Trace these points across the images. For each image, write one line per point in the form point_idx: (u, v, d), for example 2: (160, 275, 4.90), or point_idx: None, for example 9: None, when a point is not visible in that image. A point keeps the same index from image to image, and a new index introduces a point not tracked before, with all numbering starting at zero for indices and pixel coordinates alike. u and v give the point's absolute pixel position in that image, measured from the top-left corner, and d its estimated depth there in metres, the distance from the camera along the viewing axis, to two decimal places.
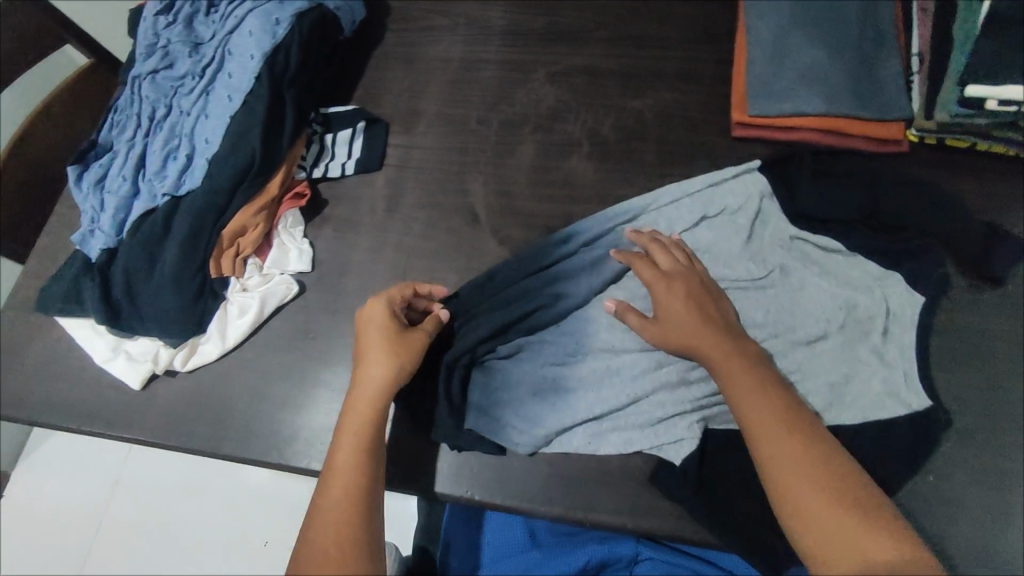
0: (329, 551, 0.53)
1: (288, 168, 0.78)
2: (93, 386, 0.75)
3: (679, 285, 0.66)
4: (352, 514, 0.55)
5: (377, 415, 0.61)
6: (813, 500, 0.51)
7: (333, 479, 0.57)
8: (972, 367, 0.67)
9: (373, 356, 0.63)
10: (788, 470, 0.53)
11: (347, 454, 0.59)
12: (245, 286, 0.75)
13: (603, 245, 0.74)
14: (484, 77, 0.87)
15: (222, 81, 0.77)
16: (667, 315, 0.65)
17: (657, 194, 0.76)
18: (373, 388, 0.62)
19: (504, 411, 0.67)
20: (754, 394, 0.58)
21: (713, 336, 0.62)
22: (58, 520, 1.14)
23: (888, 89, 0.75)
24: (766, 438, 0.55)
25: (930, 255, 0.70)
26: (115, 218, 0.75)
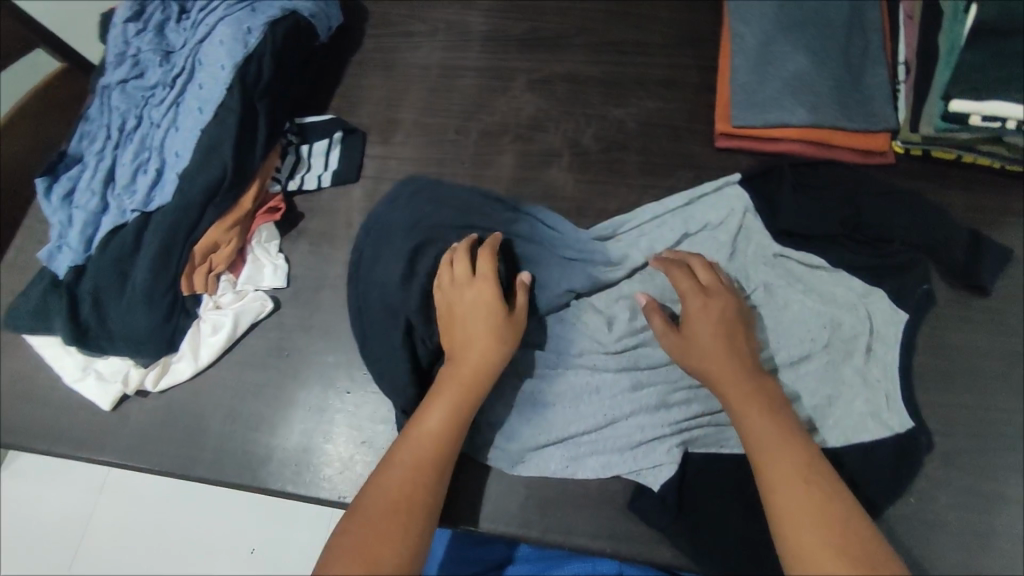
0: (400, 499, 0.55)
1: (261, 182, 0.76)
2: (63, 406, 0.73)
3: (715, 307, 0.63)
4: (428, 478, 0.57)
5: (477, 396, 0.62)
6: (820, 551, 0.49)
7: (419, 439, 0.59)
8: (957, 385, 0.66)
9: (481, 336, 0.63)
10: (797, 516, 0.51)
11: (437, 423, 0.59)
12: (219, 303, 0.73)
13: (570, 245, 0.72)
14: (463, 85, 0.85)
15: (193, 92, 0.75)
16: (695, 332, 0.62)
17: (636, 211, 0.75)
18: (478, 369, 0.62)
19: (481, 428, 0.66)
20: (777, 435, 0.55)
21: (739, 360, 0.60)
22: (38, 533, 1.12)
23: (873, 100, 0.74)
24: (781, 481, 0.53)
25: (915, 271, 0.69)
26: (83, 234, 0.73)
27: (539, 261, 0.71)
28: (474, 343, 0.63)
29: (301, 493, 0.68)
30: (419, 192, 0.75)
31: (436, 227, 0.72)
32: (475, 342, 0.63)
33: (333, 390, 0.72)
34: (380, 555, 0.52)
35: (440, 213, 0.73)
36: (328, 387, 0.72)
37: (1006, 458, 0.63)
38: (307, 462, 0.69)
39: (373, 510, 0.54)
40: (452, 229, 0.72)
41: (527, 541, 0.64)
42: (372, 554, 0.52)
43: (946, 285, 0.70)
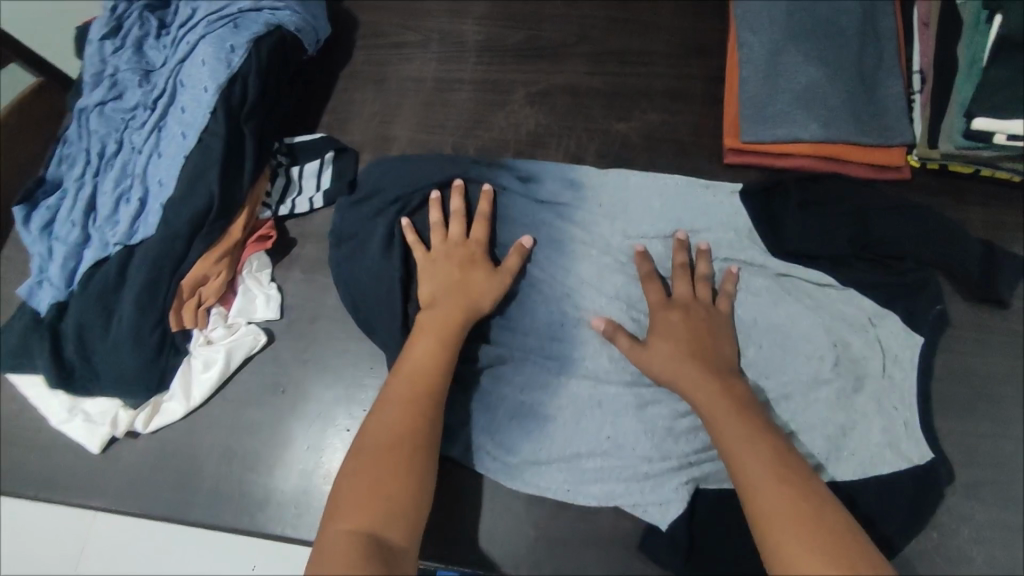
0: (399, 427, 0.55)
1: (251, 209, 0.73)
2: (50, 449, 0.70)
3: (675, 318, 0.63)
4: (422, 405, 0.57)
5: (459, 332, 0.62)
6: (806, 558, 0.45)
7: (408, 369, 0.60)
8: (977, 413, 0.64)
9: (466, 287, 0.64)
10: (782, 521, 0.48)
11: (423, 357, 0.60)
12: (209, 338, 0.70)
13: (546, 211, 0.72)
14: (460, 99, 0.82)
15: (176, 117, 0.71)
16: (657, 343, 0.61)
17: (616, 171, 0.73)
18: (460, 312, 0.63)
19: (478, 434, 0.65)
20: (741, 438, 0.53)
21: (700, 372, 0.59)
22: None
23: (888, 112, 0.71)
24: (754, 487, 0.50)
25: (927, 293, 0.67)
26: (65, 268, 0.70)
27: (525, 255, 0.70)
28: (460, 296, 0.64)
29: (302, 536, 0.65)
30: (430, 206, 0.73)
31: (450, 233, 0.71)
32: (458, 288, 0.64)
33: (333, 427, 0.69)
34: (389, 491, 0.51)
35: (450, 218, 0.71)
36: (327, 423, 0.69)
37: None
38: (307, 503, 0.66)
39: (375, 446, 0.54)
40: None
41: None
42: (380, 490, 0.51)
43: (965, 306, 0.68)
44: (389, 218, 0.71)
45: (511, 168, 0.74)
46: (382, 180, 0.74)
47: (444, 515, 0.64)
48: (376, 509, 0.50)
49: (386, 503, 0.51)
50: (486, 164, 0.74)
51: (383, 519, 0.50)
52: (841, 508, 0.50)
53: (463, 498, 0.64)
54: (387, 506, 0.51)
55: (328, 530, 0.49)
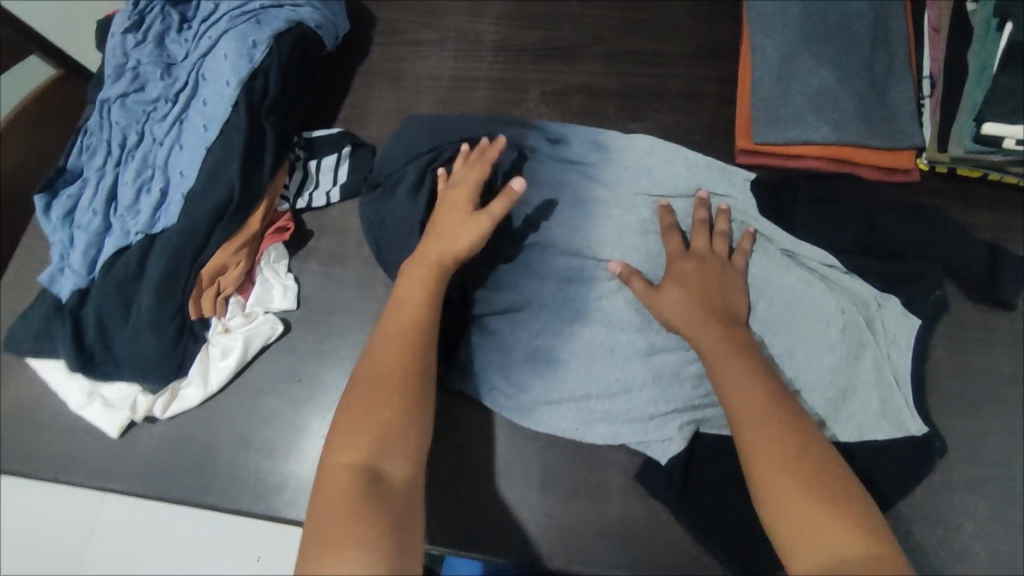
0: (389, 367, 0.57)
1: (270, 201, 0.74)
2: (69, 433, 0.71)
3: (690, 267, 0.64)
4: (408, 345, 0.59)
5: (441, 276, 0.64)
6: (788, 485, 0.49)
7: (396, 312, 0.61)
8: (984, 410, 0.65)
9: (445, 231, 0.65)
10: (770, 453, 0.51)
11: (410, 297, 0.62)
12: (228, 326, 0.71)
13: (573, 171, 0.75)
14: (475, 97, 0.83)
15: (197, 109, 0.73)
16: (669, 289, 0.63)
17: (635, 136, 0.76)
18: (440, 249, 0.64)
19: (492, 373, 0.68)
20: (741, 378, 0.56)
21: (707, 317, 0.61)
22: None
23: (898, 116, 0.72)
24: (746, 422, 0.54)
25: (929, 277, 0.66)
26: (86, 256, 0.71)
27: (546, 209, 0.73)
28: (441, 238, 0.65)
29: None
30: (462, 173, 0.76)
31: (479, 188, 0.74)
32: (443, 231, 0.66)
33: None
34: (384, 422, 0.53)
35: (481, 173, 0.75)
36: None
37: None
38: None
39: (369, 381, 0.56)
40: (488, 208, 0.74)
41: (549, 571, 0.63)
42: (374, 421, 0.53)
43: (970, 307, 0.69)
44: (422, 165, 0.75)
45: (542, 132, 0.78)
46: (416, 137, 0.78)
47: (455, 503, 0.65)
48: (373, 444, 0.52)
49: (384, 438, 0.52)
50: (519, 126, 0.78)
51: (381, 449, 0.52)
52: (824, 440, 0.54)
53: (476, 487, 0.65)
54: (382, 436, 0.53)
55: (328, 463, 0.52)
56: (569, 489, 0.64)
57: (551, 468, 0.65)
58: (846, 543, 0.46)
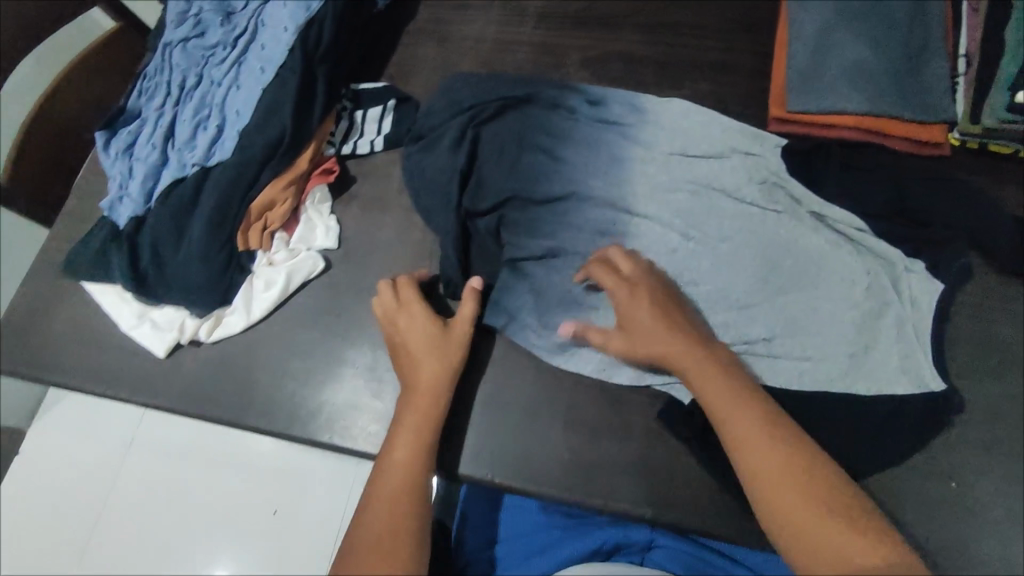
0: (382, 535, 0.57)
1: (318, 144, 0.77)
2: (119, 352, 0.76)
3: (641, 298, 0.65)
4: (404, 503, 0.58)
5: (435, 420, 0.64)
6: (794, 507, 0.53)
7: (386, 468, 0.61)
8: (1003, 376, 0.67)
9: (425, 362, 0.66)
10: (772, 480, 0.54)
11: (401, 452, 0.61)
12: (272, 260, 0.75)
13: (612, 130, 0.78)
14: (517, 60, 0.86)
15: (256, 53, 0.77)
16: (638, 324, 0.64)
17: (670, 101, 0.79)
18: (427, 388, 0.64)
19: (525, 314, 0.71)
20: (728, 405, 0.59)
21: (677, 345, 0.62)
22: (71, 493, 1.16)
23: (933, 90, 0.73)
24: (744, 446, 0.57)
25: (955, 244, 0.69)
26: (144, 186, 0.75)
27: (583, 164, 0.76)
28: (423, 368, 0.65)
29: (349, 445, 0.70)
30: (502, 125, 0.78)
31: (521, 140, 0.77)
32: (425, 362, 0.66)
33: (383, 350, 0.74)
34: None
35: (524, 127, 0.78)
36: (378, 348, 0.74)
37: None
38: (353, 417, 0.71)
39: (364, 547, 0.56)
40: (527, 158, 0.76)
41: (569, 504, 0.66)
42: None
43: (996, 277, 0.71)
44: (462, 122, 0.77)
45: (582, 94, 0.80)
46: (459, 94, 0.80)
47: (482, 436, 0.68)
48: None
49: None
50: (559, 88, 0.80)
51: None
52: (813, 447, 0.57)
53: (502, 421, 0.68)
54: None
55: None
56: (593, 428, 0.68)
57: (577, 408, 0.68)
58: (854, 553, 0.50)
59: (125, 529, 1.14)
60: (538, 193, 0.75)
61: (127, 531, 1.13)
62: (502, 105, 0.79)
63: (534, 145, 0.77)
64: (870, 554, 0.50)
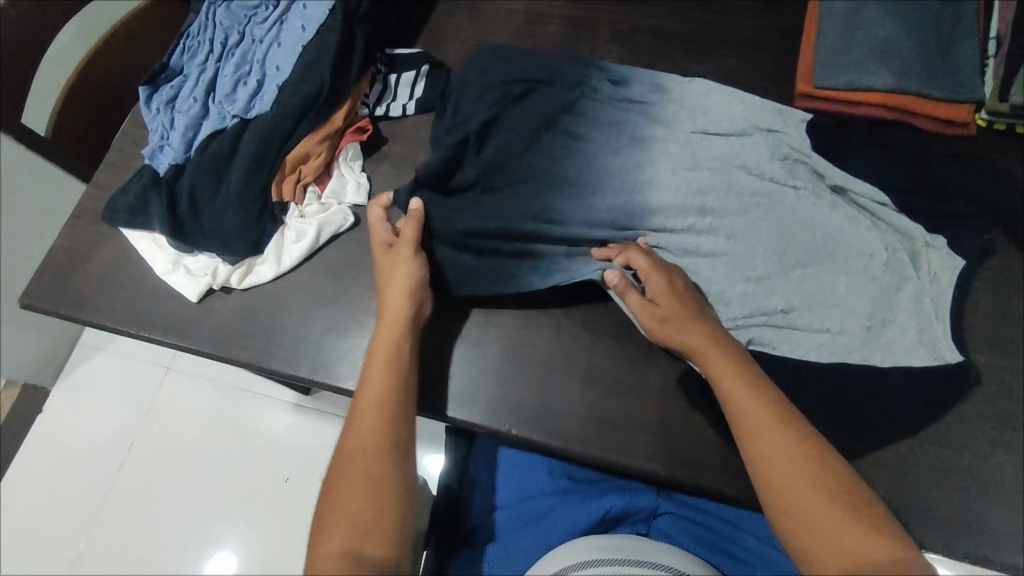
0: (362, 448, 0.58)
1: (353, 103, 0.80)
2: (152, 296, 0.78)
3: (673, 285, 0.66)
4: (379, 415, 0.59)
5: (403, 334, 0.65)
6: (807, 492, 0.53)
7: (364, 386, 0.62)
8: (1020, 352, 0.68)
9: (388, 281, 0.68)
10: (788, 466, 0.54)
11: (376, 367, 0.62)
12: (304, 213, 0.77)
13: (635, 107, 0.78)
14: (547, 32, 0.88)
15: (297, 13, 0.80)
16: (671, 308, 0.65)
17: (690, 81, 0.79)
18: (395, 304, 0.66)
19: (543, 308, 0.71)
20: (752, 390, 0.59)
21: (705, 329, 0.64)
22: (95, 445, 1.20)
23: (961, 69, 0.74)
24: (762, 429, 0.57)
25: (977, 222, 0.70)
26: (185, 135, 0.78)
27: (605, 141, 0.76)
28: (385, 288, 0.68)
29: None
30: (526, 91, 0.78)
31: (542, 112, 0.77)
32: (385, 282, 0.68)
33: None
34: (360, 507, 0.54)
35: (544, 103, 0.77)
36: None
37: None
38: None
39: (345, 463, 0.57)
40: (553, 128, 0.77)
41: (583, 459, 0.67)
42: (350, 507, 0.55)
43: (1017, 255, 0.72)
44: (492, 86, 0.78)
45: (604, 72, 0.80)
46: (489, 60, 0.81)
47: (500, 389, 0.69)
48: (355, 528, 0.53)
49: (365, 521, 0.54)
50: (582, 68, 0.80)
51: (360, 534, 0.53)
52: (833, 450, 0.57)
53: (521, 374, 0.70)
54: (359, 525, 0.54)
55: (317, 551, 0.53)
56: (610, 385, 0.69)
57: (595, 366, 0.70)
58: (861, 544, 0.51)
59: (144, 482, 1.17)
60: (562, 165, 0.75)
61: (146, 485, 1.17)
62: (513, 81, 0.78)
63: (559, 110, 0.77)
64: (875, 548, 0.51)
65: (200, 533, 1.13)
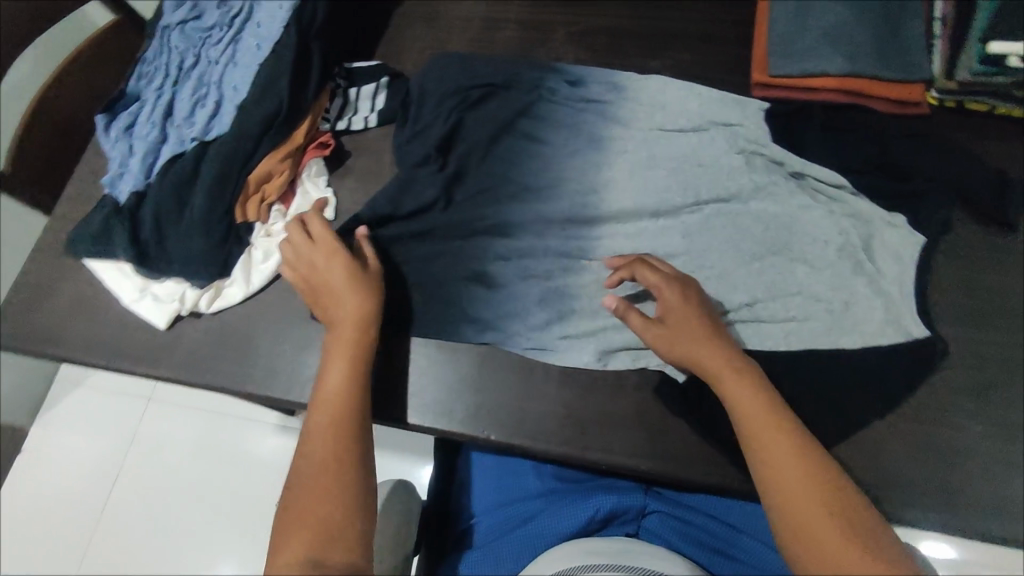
0: (325, 460, 0.58)
1: (313, 119, 0.80)
2: (121, 326, 0.77)
3: (686, 302, 0.63)
4: (342, 428, 0.59)
5: (363, 346, 0.64)
6: (813, 520, 0.52)
7: (325, 398, 0.61)
8: (985, 322, 0.70)
9: (342, 290, 0.66)
10: (796, 492, 0.53)
11: (337, 378, 0.62)
12: (270, 232, 0.77)
13: (592, 107, 0.78)
14: (504, 36, 0.88)
15: (252, 31, 0.80)
16: (678, 328, 0.62)
17: (647, 78, 0.80)
18: (353, 317, 0.65)
19: (511, 320, 0.71)
20: (763, 413, 0.57)
21: (717, 349, 0.61)
22: (77, 482, 1.17)
23: (910, 49, 0.76)
24: (770, 453, 0.55)
25: (933, 198, 0.72)
26: (144, 161, 0.77)
27: (565, 144, 0.76)
28: (339, 297, 0.66)
29: None
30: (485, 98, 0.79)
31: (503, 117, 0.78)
32: (337, 290, 0.66)
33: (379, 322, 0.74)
34: (324, 515, 0.55)
35: (504, 108, 0.78)
36: None
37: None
38: None
39: (306, 474, 0.57)
40: (514, 134, 0.78)
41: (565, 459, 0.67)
42: (313, 516, 0.55)
43: (974, 227, 0.73)
44: (451, 94, 0.79)
45: (560, 74, 0.81)
46: (448, 67, 0.81)
47: (477, 396, 0.69)
48: (318, 537, 0.54)
49: (328, 530, 0.54)
50: (540, 70, 0.81)
51: (323, 542, 0.53)
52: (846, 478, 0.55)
53: (498, 380, 0.70)
54: (321, 533, 0.54)
55: (278, 560, 0.53)
56: (586, 383, 0.69)
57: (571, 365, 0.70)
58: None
59: (131, 516, 1.15)
60: (524, 171, 0.76)
61: (133, 518, 1.14)
62: (479, 80, 0.79)
63: (519, 115, 0.78)
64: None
65: (192, 563, 1.11)
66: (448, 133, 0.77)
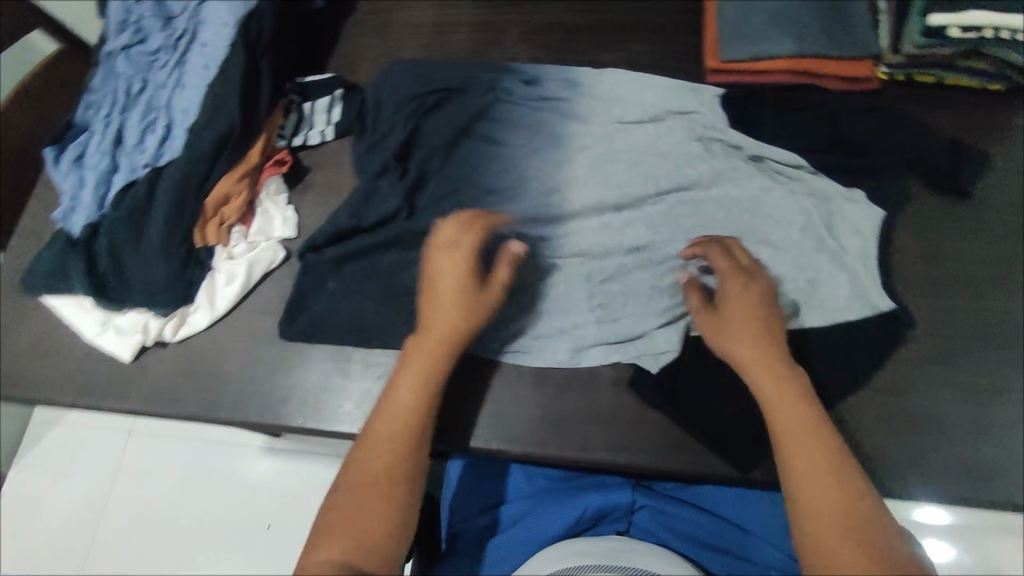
0: (379, 470, 0.56)
1: (268, 136, 0.78)
2: (85, 362, 0.75)
3: (756, 297, 0.62)
4: (400, 443, 0.57)
5: (440, 365, 0.61)
6: (835, 519, 0.50)
7: (393, 409, 0.59)
8: (949, 289, 0.71)
9: (444, 294, 0.63)
10: (829, 488, 0.52)
11: (407, 390, 0.60)
12: (232, 254, 0.75)
13: (548, 104, 0.78)
14: (457, 40, 0.88)
15: (197, 52, 0.77)
16: (733, 317, 0.61)
17: (602, 72, 0.80)
18: (441, 328, 0.62)
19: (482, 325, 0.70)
20: (804, 411, 0.56)
21: (770, 347, 0.60)
22: (60, 524, 1.14)
23: (856, 27, 0.77)
24: (806, 447, 0.54)
25: (889, 172, 0.73)
26: (96, 192, 0.75)
27: (524, 143, 0.76)
28: (436, 301, 0.63)
29: (322, 428, 0.71)
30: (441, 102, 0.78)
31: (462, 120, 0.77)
32: (436, 295, 0.63)
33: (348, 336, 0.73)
34: (366, 528, 0.53)
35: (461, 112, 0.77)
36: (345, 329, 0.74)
37: (991, 352, 0.68)
38: (325, 398, 0.71)
39: (355, 478, 0.55)
40: (474, 136, 0.77)
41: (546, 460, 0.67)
42: (360, 524, 0.53)
43: (932, 197, 0.74)
44: (406, 102, 0.78)
45: (516, 74, 0.80)
46: (401, 74, 0.80)
47: (453, 404, 0.68)
48: (357, 547, 0.52)
49: (368, 541, 0.52)
50: (495, 71, 0.81)
51: (359, 551, 0.52)
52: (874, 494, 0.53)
53: (474, 386, 0.69)
54: (358, 542, 0.52)
55: (310, 559, 0.52)
56: (562, 382, 0.69)
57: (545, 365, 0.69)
58: None
59: (118, 554, 1.12)
60: (486, 173, 0.75)
61: (120, 556, 1.12)
62: (435, 85, 0.79)
63: (476, 118, 0.78)
64: None
65: None
66: (406, 141, 0.76)
